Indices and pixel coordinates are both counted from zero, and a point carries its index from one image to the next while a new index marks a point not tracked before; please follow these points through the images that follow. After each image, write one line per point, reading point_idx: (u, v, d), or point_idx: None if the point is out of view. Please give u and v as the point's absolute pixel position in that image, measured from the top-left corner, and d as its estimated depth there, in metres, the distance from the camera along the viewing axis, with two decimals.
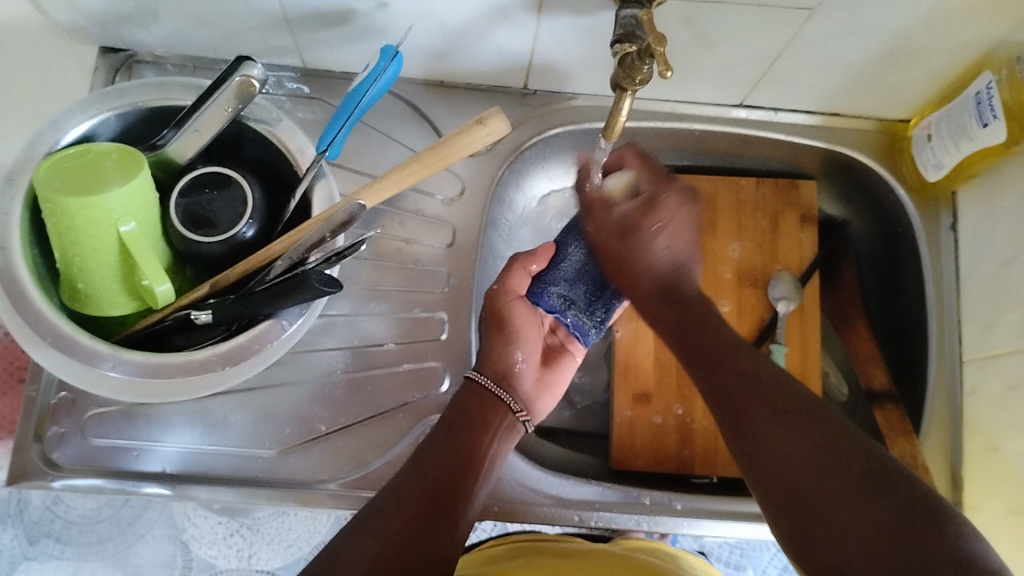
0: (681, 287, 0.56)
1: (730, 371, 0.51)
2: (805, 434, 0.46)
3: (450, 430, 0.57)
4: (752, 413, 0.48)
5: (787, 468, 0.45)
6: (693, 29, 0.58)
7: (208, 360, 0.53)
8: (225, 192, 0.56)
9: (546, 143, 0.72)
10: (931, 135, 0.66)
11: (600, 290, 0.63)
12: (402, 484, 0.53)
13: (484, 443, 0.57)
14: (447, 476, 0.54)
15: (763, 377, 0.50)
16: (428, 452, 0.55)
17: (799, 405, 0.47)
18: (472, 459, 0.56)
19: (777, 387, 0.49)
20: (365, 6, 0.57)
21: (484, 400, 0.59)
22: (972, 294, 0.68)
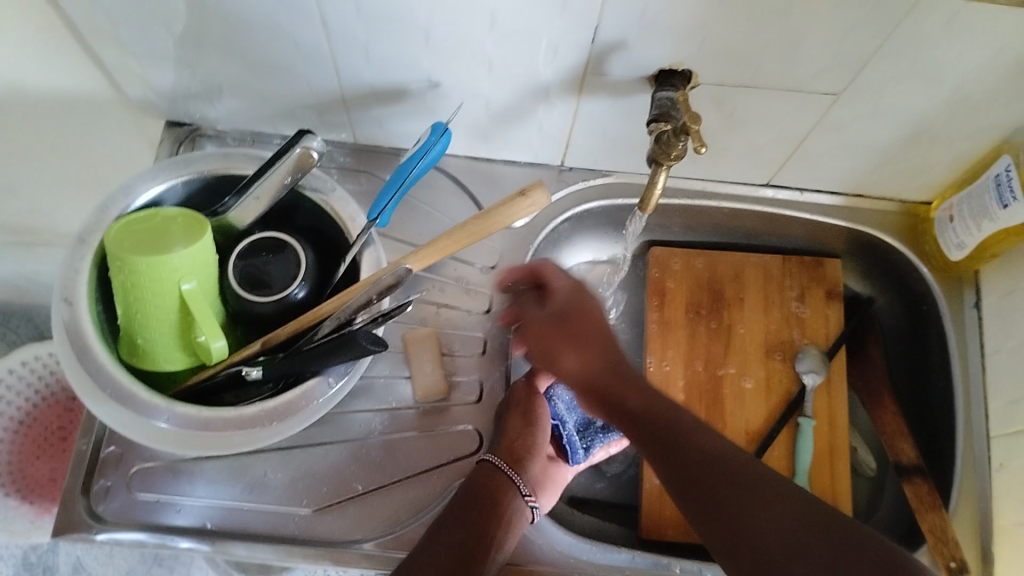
0: (619, 370, 0.55)
1: (690, 446, 0.51)
2: (780, 509, 0.47)
3: (460, 511, 0.57)
4: (709, 489, 0.49)
5: (750, 534, 0.47)
6: (724, 112, 0.61)
7: (255, 415, 0.55)
8: (280, 255, 0.59)
9: (578, 218, 0.75)
10: (954, 216, 0.69)
11: (586, 426, 0.72)
12: (419, 574, 0.51)
13: (491, 526, 0.56)
14: (461, 560, 0.53)
15: (718, 453, 0.51)
16: (449, 527, 0.56)
17: (754, 478, 0.49)
18: (485, 538, 0.55)
19: (727, 460, 0.50)
20: (419, 87, 0.61)
21: (495, 485, 0.59)
22: (999, 371, 0.69)
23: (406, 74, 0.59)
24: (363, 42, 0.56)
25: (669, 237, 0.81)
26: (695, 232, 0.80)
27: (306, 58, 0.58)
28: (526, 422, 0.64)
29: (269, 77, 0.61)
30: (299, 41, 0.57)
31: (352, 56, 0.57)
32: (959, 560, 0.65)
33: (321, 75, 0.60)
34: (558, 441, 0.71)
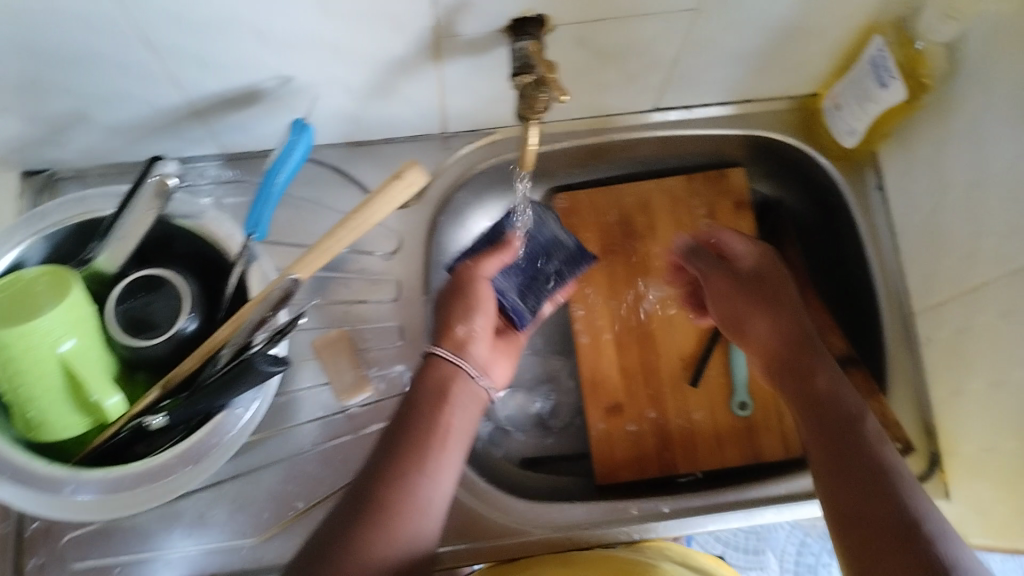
0: (795, 357, 0.60)
1: (831, 424, 0.54)
2: (871, 495, 0.49)
3: (410, 405, 0.56)
4: (838, 470, 0.51)
5: (847, 512, 0.49)
6: (592, 48, 0.59)
7: (168, 462, 0.55)
8: (161, 292, 0.56)
9: (473, 182, 0.73)
10: (840, 104, 0.67)
11: (530, 285, 0.69)
12: (374, 480, 0.51)
13: (443, 414, 0.55)
14: (411, 455, 0.52)
15: (846, 435, 0.53)
16: (402, 425, 0.55)
17: (875, 460, 0.51)
18: (436, 430, 0.54)
19: (857, 440, 0.52)
20: (270, 85, 0.57)
21: (444, 373, 0.58)
22: (910, 248, 0.70)
23: (251, 75, 0.55)
24: (192, 53, 0.52)
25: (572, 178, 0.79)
26: (594, 169, 0.78)
27: (140, 80, 0.54)
28: (467, 311, 0.62)
29: (108, 108, 0.57)
30: (125, 65, 0.52)
31: (188, 70, 0.53)
32: (904, 439, 0.67)
33: (162, 94, 0.56)
34: (503, 311, 0.68)
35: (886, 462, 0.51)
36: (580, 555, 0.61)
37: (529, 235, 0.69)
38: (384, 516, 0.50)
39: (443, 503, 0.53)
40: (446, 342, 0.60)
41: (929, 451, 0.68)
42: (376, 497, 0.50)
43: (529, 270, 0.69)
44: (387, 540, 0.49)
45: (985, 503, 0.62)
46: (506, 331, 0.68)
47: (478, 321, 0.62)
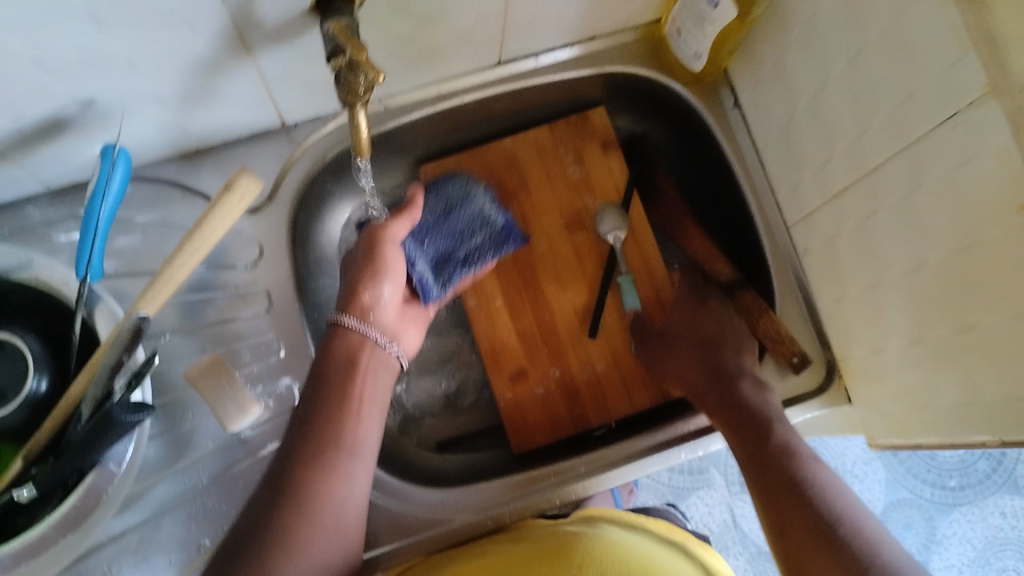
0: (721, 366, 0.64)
1: (724, 403, 0.62)
2: (786, 481, 0.54)
3: (317, 378, 0.56)
4: (754, 447, 0.57)
5: (768, 497, 0.54)
6: (411, 13, 0.56)
7: (46, 533, 0.51)
8: (1, 356, 0.52)
9: (327, 172, 0.70)
10: (679, 28, 0.66)
11: (446, 258, 0.69)
12: (298, 458, 0.52)
13: (354, 383, 0.56)
14: (331, 432, 0.53)
15: (749, 410, 0.60)
16: (314, 400, 0.55)
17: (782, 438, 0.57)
18: (346, 405, 0.55)
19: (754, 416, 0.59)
20: (74, 110, 0.53)
21: (349, 344, 0.58)
22: (772, 159, 0.69)
23: (47, 104, 0.51)
24: None
25: (433, 147, 0.76)
26: (451, 133, 0.75)
27: None
28: (375, 275, 0.60)
29: None
30: None
31: None
32: (801, 352, 0.67)
33: None
34: (410, 281, 0.68)
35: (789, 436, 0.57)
36: (532, 533, 0.60)
37: (453, 207, 0.70)
38: (315, 492, 0.50)
39: (365, 474, 0.54)
40: (352, 306, 0.59)
41: (824, 360, 0.69)
42: (306, 473, 0.51)
43: (448, 240, 0.69)
44: (322, 513, 0.50)
45: (884, 404, 0.64)
46: (411, 299, 0.68)
47: (386, 290, 0.61)
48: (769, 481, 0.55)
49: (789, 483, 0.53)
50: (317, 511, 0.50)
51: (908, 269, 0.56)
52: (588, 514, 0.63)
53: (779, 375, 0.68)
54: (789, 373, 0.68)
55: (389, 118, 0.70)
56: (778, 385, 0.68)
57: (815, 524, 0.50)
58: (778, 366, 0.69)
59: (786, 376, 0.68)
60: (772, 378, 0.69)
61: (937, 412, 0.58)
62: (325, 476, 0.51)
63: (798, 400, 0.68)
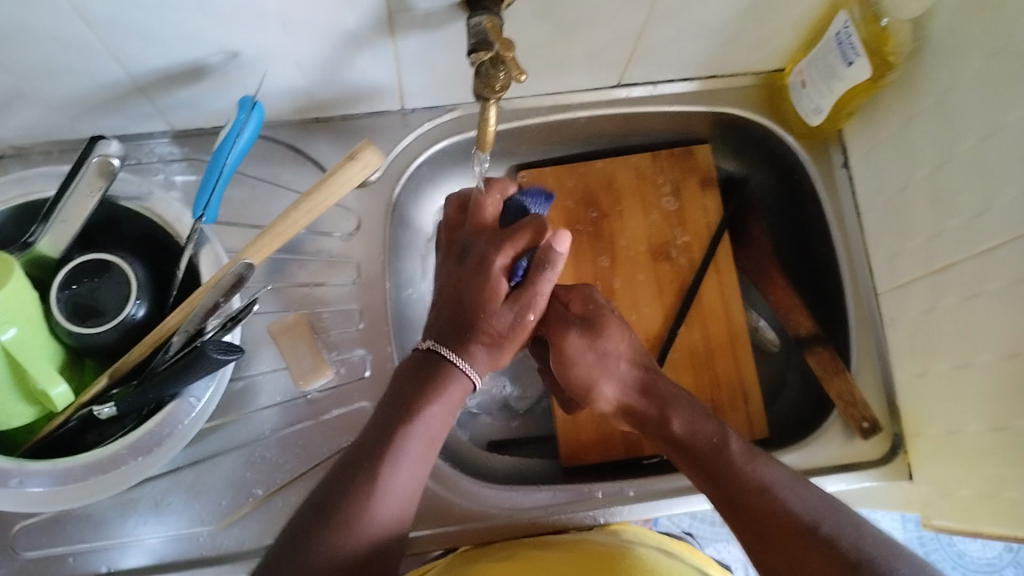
0: (651, 396, 0.57)
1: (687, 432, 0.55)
2: (774, 515, 0.49)
3: (402, 391, 0.52)
4: (726, 477, 0.52)
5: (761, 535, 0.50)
6: (551, 20, 0.57)
7: (117, 453, 0.53)
8: (107, 278, 0.54)
9: (432, 161, 0.71)
10: (805, 81, 0.67)
11: None
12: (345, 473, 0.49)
13: (424, 406, 0.51)
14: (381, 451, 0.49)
15: (692, 440, 0.54)
16: (388, 407, 0.52)
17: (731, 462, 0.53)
18: (413, 416, 0.51)
19: (701, 448, 0.54)
20: (217, 60, 0.55)
21: (439, 364, 0.53)
22: (874, 226, 0.69)
23: (198, 49, 0.53)
24: (131, 26, 0.49)
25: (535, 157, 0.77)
26: (556, 147, 0.76)
27: (79, 54, 0.51)
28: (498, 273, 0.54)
29: (45, 83, 0.54)
30: (59, 38, 0.49)
31: (129, 43, 0.51)
32: (871, 420, 0.67)
33: (102, 69, 0.54)
34: None
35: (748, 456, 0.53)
36: (557, 538, 0.61)
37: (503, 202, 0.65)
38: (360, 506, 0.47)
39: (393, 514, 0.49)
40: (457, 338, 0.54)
41: (893, 432, 0.68)
42: (363, 478, 0.48)
43: None
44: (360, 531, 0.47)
45: (950, 484, 0.62)
46: None
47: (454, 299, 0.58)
48: (745, 503, 0.51)
49: (770, 505, 0.50)
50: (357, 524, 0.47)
51: (1002, 357, 0.55)
52: (612, 529, 0.63)
53: (845, 437, 0.68)
54: (857, 437, 0.67)
55: (505, 120, 0.71)
56: (841, 446, 0.67)
57: (826, 547, 0.47)
58: (844, 430, 0.68)
59: (852, 440, 0.67)
60: (837, 440, 0.68)
61: (1006, 505, 0.56)
62: (374, 489, 0.48)
63: (856, 465, 0.67)
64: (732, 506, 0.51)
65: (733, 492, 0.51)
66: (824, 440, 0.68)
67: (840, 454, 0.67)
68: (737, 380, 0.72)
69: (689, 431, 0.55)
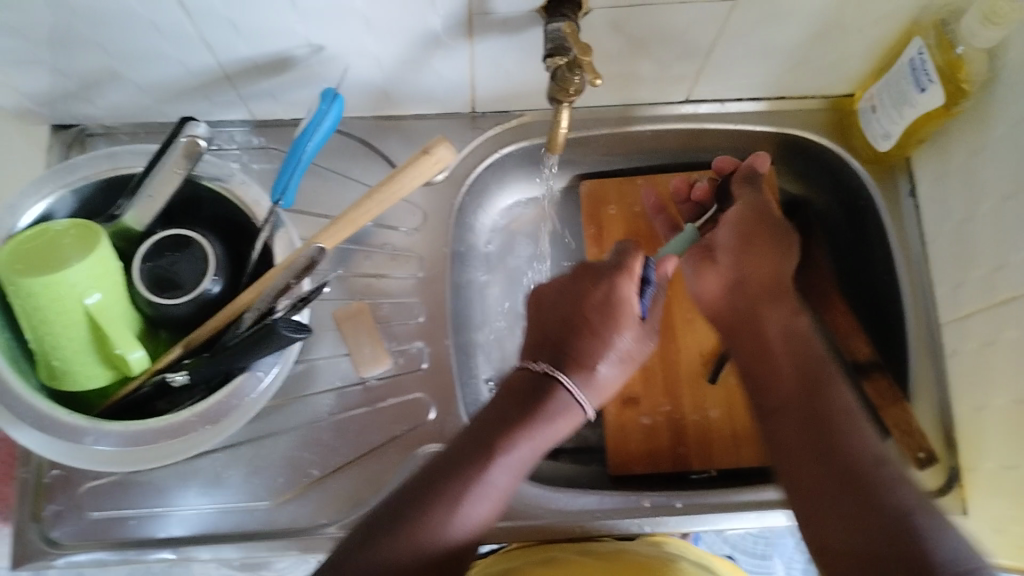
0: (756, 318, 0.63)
1: (815, 398, 0.56)
2: (846, 461, 0.51)
3: (505, 396, 0.55)
4: (823, 447, 0.53)
5: (838, 504, 0.50)
6: (625, 32, 0.59)
7: (187, 420, 0.55)
8: (186, 253, 0.57)
9: (497, 167, 0.73)
10: (876, 106, 0.67)
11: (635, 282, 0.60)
12: (445, 471, 0.52)
13: (532, 426, 0.54)
14: (473, 462, 0.52)
15: (818, 416, 0.55)
16: (471, 436, 0.54)
17: (863, 475, 0.50)
18: (520, 436, 0.53)
19: (815, 406, 0.55)
20: (302, 53, 0.57)
21: (553, 397, 0.55)
22: (939, 256, 0.69)
23: (285, 41, 0.56)
24: (229, 16, 0.52)
25: (600, 165, 0.77)
26: (621, 158, 0.77)
27: (171, 39, 0.54)
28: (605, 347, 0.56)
29: (139, 65, 0.57)
30: (158, 24, 0.53)
31: (222, 32, 0.54)
32: (928, 450, 0.66)
33: (194, 55, 0.57)
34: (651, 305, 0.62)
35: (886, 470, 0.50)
36: (601, 547, 0.61)
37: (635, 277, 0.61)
38: (449, 507, 0.50)
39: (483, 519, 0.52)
40: (547, 351, 0.57)
41: (949, 465, 0.67)
42: (446, 492, 0.51)
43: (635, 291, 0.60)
44: (451, 529, 0.50)
45: (1001, 519, 0.62)
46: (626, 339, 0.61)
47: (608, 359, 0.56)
48: (824, 434, 0.53)
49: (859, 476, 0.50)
50: (439, 523, 0.50)
51: None
52: (653, 538, 0.63)
53: None
54: (912, 467, 0.66)
55: (573, 129, 0.73)
56: None
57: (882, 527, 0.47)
58: (899, 459, 0.67)
59: (906, 470, 0.67)
60: None
61: None
62: (470, 493, 0.51)
63: None
64: (803, 430, 0.55)
65: (808, 443, 0.54)
66: None
67: None
68: None
69: (784, 347, 0.60)
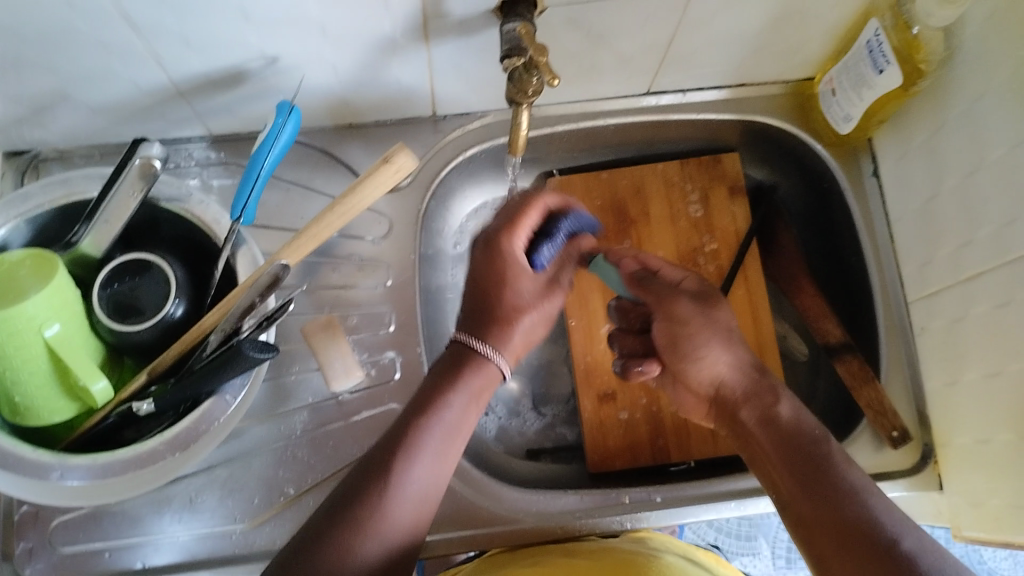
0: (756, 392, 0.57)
1: (802, 443, 0.53)
2: (851, 510, 0.48)
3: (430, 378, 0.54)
4: (831, 502, 0.49)
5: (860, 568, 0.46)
6: (584, 28, 0.58)
7: (156, 449, 0.54)
8: (145, 277, 0.55)
9: (460, 170, 0.72)
10: (835, 89, 0.67)
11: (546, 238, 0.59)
12: (371, 467, 0.50)
13: (449, 401, 0.53)
14: (398, 445, 0.50)
15: (816, 465, 0.51)
16: (398, 429, 0.52)
17: (873, 523, 0.47)
18: (440, 414, 0.52)
19: (814, 456, 0.52)
20: (257, 65, 0.56)
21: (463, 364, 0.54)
22: (904, 235, 0.69)
23: (237, 54, 0.54)
24: (177, 31, 0.51)
25: (565, 161, 0.77)
26: (586, 153, 0.76)
27: (119, 57, 0.53)
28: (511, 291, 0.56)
29: (86, 85, 0.56)
30: (104, 42, 0.51)
31: (171, 47, 0.52)
32: (902, 428, 0.67)
33: (144, 72, 0.55)
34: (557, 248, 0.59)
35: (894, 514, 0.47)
36: (583, 547, 0.61)
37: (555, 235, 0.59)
38: (380, 494, 0.48)
39: (420, 498, 0.50)
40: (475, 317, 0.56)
41: (924, 442, 0.67)
42: (373, 481, 0.49)
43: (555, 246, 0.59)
44: (383, 521, 0.48)
45: (977, 493, 0.62)
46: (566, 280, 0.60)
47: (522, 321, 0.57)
48: (832, 509, 0.49)
49: (869, 528, 0.46)
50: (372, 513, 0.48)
51: None
52: (636, 534, 0.63)
53: (875, 446, 0.67)
54: (886, 446, 0.67)
55: (535, 127, 0.72)
56: (872, 456, 0.67)
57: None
58: (874, 439, 0.68)
59: (882, 450, 0.67)
60: (866, 449, 0.67)
61: None
62: (399, 472, 0.49)
63: (888, 475, 0.66)
64: (820, 508, 0.49)
65: (812, 500, 0.50)
66: (853, 449, 0.67)
67: (872, 463, 0.67)
68: None
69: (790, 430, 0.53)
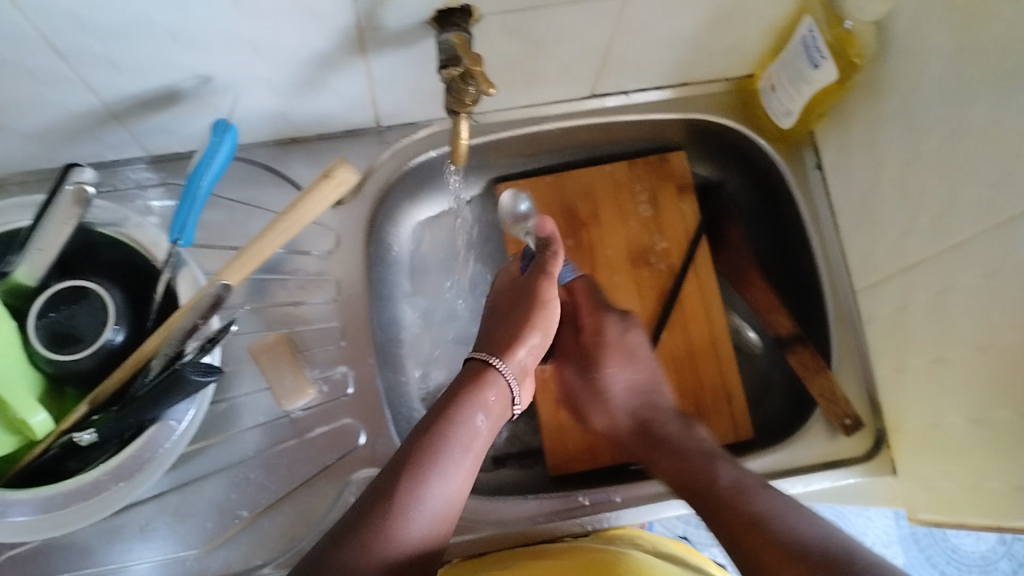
0: (653, 433, 0.64)
1: (687, 463, 0.59)
2: (742, 518, 0.51)
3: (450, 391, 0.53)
4: (727, 515, 0.52)
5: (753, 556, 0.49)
6: (521, 34, 0.58)
7: (99, 479, 0.52)
8: (83, 304, 0.54)
9: (407, 180, 0.72)
10: (775, 86, 0.67)
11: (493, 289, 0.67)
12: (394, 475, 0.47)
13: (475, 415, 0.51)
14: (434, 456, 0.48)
15: (707, 490, 0.55)
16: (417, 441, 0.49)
17: (768, 525, 0.50)
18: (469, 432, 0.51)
19: (702, 477, 0.56)
20: (188, 84, 0.55)
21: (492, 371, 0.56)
22: (850, 225, 0.70)
23: (167, 73, 0.53)
24: (103, 55, 0.49)
25: (513, 167, 0.77)
26: (531, 159, 0.76)
27: (44, 81, 0.51)
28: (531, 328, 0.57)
29: (13, 111, 0.54)
30: (27, 68, 0.50)
31: (97, 70, 0.51)
32: (854, 416, 0.67)
33: (70, 95, 0.53)
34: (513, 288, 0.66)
35: (782, 513, 0.50)
36: (549, 546, 0.61)
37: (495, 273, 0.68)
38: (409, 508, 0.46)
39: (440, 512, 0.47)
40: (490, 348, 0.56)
41: (876, 428, 0.68)
42: (398, 495, 0.46)
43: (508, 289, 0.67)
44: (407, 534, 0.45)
45: (930, 478, 0.63)
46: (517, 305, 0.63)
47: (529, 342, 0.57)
48: (733, 530, 0.51)
49: (758, 528, 0.50)
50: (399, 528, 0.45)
51: (978, 348, 0.56)
52: (608, 534, 0.64)
53: (829, 435, 0.68)
54: (839, 434, 0.68)
55: (480, 133, 0.72)
56: (825, 444, 0.68)
57: (797, 556, 0.46)
58: (827, 427, 0.68)
59: (836, 438, 0.68)
60: (821, 438, 0.68)
61: (989, 497, 0.57)
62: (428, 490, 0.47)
63: (841, 462, 0.67)
64: (722, 516, 0.53)
65: (709, 509, 0.54)
66: (808, 438, 0.68)
67: (826, 451, 0.68)
68: (720, 383, 0.72)
69: (681, 465, 0.59)
